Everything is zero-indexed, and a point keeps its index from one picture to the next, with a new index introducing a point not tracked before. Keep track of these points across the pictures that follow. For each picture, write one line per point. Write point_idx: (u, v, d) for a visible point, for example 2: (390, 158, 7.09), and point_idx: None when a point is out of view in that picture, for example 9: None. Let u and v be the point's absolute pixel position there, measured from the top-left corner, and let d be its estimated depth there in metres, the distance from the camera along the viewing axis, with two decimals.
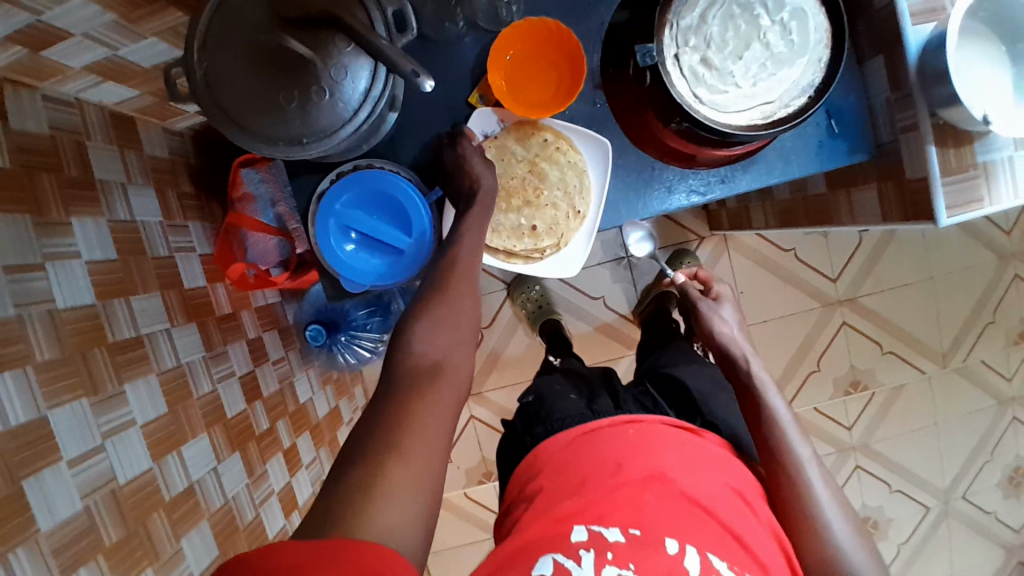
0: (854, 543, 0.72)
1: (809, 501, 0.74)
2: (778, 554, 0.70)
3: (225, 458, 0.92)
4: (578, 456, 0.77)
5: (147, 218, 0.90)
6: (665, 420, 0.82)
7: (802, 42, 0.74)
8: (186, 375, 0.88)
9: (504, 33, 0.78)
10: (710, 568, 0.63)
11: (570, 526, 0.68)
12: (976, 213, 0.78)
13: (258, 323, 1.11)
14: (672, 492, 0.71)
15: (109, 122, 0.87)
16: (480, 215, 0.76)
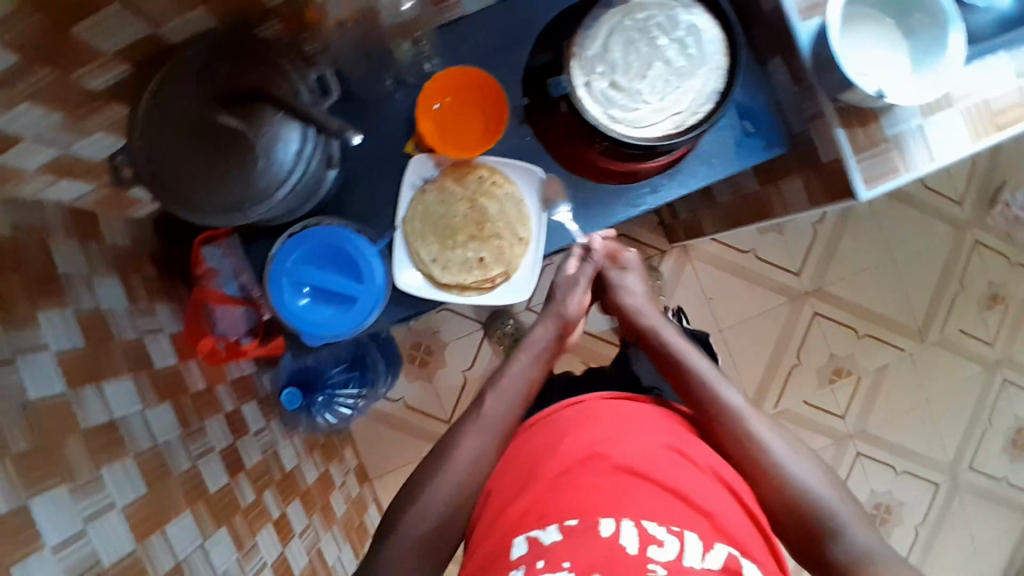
0: (801, 467, 0.77)
1: (755, 445, 0.78)
2: (730, 497, 0.72)
3: (211, 533, 0.92)
4: (526, 447, 0.78)
5: (113, 305, 0.93)
6: (604, 393, 0.81)
7: (700, 54, 0.79)
8: (163, 456, 0.89)
9: (430, 83, 0.83)
10: (648, 538, 0.63)
11: (512, 538, 0.67)
12: (896, 181, 0.82)
13: (233, 396, 1.13)
14: (608, 467, 0.70)
15: (69, 217, 0.91)
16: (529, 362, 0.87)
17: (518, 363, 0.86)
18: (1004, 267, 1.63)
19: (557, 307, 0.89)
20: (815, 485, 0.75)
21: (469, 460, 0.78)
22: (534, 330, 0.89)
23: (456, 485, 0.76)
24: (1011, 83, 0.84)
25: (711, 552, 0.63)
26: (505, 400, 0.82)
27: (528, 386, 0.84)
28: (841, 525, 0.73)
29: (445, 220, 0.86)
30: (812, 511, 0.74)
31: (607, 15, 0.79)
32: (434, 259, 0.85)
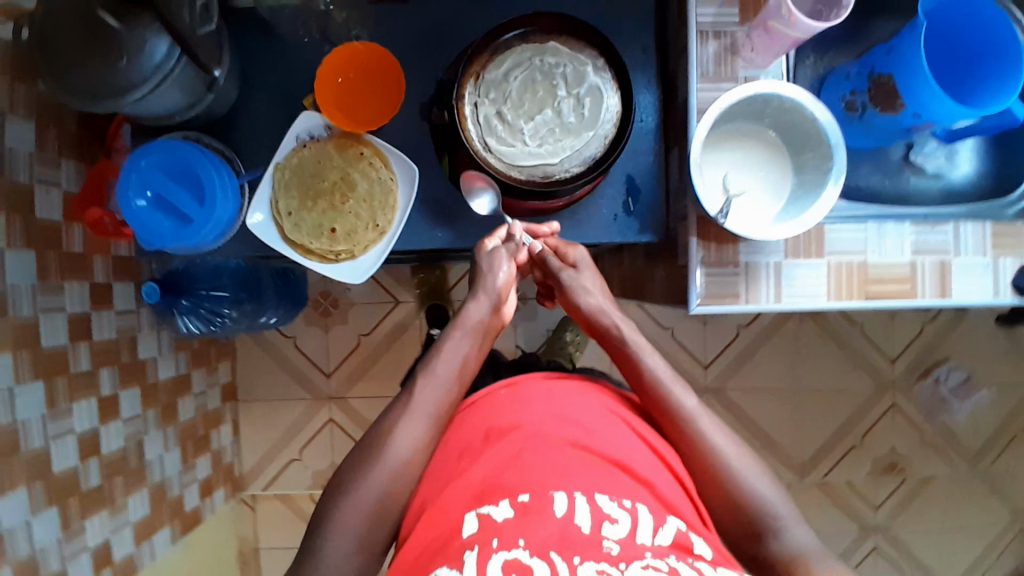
0: (740, 454, 0.74)
1: (692, 433, 0.76)
2: (669, 476, 0.72)
3: (25, 382, 0.94)
4: (464, 425, 0.77)
5: (15, 146, 0.94)
6: (542, 375, 0.82)
7: (592, 117, 0.81)
8: (5, 297, 0.91)
9: (333, 56, 0.84)
10: (601, 516, 0.63)
11: (461, 519, 0.65)
12: (732, 308, 0.80)
13: (110, 271, 1.15)
14: (546, 443, 0.71)
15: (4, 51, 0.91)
16: (464, 336, 0.82)
17: (450, 339, 0.81)
18: (912, 441, 1.58)
19: (489, 283, 0.84)
20: (757, 481, 0.73)
21: (405, 451, 0.72)
22: (466, 308, 0.83)
23: (395, 472, 0.71)
24: (903, 256, 0.83)
25: (661, 531, 0.63)
26: (440, 383, 0.77)
27: (467, 361, 0.80)
28: (785, 526, 0.70)
29: (312, 181, 0.88)
30: (751, 504, 0.71)
31: (519, 49, 0.81)
32: (289, 213, 0.87)
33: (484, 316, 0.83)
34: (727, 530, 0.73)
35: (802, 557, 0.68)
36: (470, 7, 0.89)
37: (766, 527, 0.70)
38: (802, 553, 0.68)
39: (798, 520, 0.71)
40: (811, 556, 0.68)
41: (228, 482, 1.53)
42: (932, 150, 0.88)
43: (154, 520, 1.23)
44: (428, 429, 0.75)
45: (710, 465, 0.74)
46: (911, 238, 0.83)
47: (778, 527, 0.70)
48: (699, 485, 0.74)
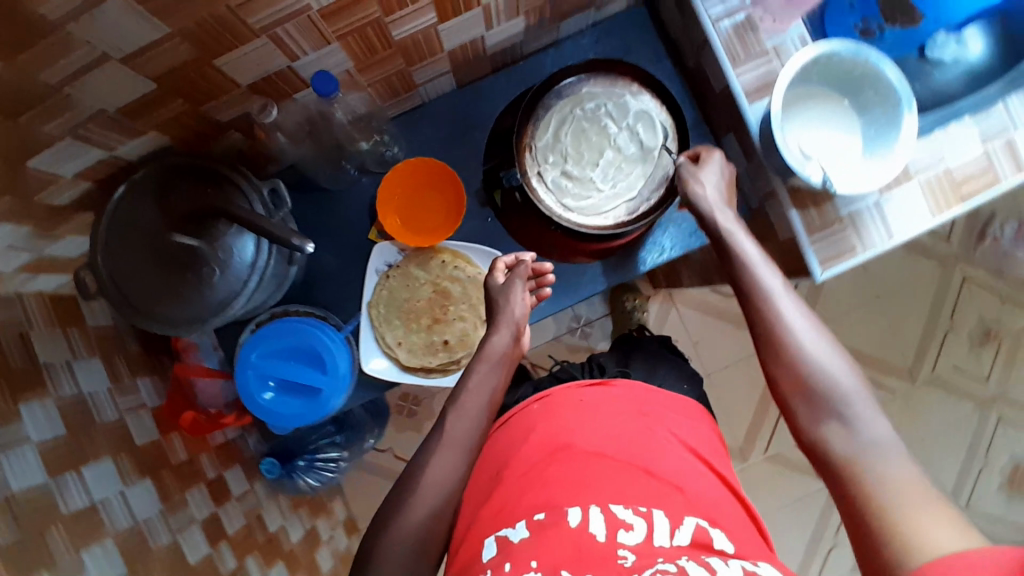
0: (848, 370, 0.62)
1: (787, 329, 0.65)
2: (694, 466, 0.69)
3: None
4: (492, 451, 0.74)
5: (94, 387, 0.86)
6: (579, 383, 0.77)
7: (650, 140, 0.82)
8: (142, 533, 0.84)
9: (385, 181, 0.84)
10: (616, 524, 0.59)
11: (482, 540, 0.62)
12: (852, 262, 0.82)
13: (217, 463, 1.08)
14: (572, 457, 0.67)
15: (52, 308, 0.82)
16: (483, 368, 0.75)
17: (477, 375, 0.75)
18: (993, 303, 1.59)
19: (508, 313, 0.78)
20: (832, 366, 0.63)
21: (442, 484, 0.66)
22: (491, 338, 0.78)
23: (433, 502, 0.65)
24: (976, 148, 0.83)
25: (679, 530, 0.59)
26: (467, 419, 0.71)
27: (491, 399, 0.73)
28: (861, 424, 0.59)
29: (408, 305, 0.88)
30: (823, 386, 0.62)
31: (559, 106, 0.82)
32: (399, 343, 0.87)
33: (504, 349, 0.77)
34: (799, 417, 0.63)
35: (855, 457, 0.57)
36: (482, 87, 0.91)
37: (842, 414, 0.60)
38: (858, 449, 0.57)
39: (874, 410, 0.60)
40: (875, 449, 0.57)
41: None
42: (944, 40, 0.89)
43: None
44: (463, 463, 0.68)
45: (782, 346, 0.65)
46: (976, 128, 0.83)
47: (856, 422, 0.59)
48: (772, 372, 0.66)
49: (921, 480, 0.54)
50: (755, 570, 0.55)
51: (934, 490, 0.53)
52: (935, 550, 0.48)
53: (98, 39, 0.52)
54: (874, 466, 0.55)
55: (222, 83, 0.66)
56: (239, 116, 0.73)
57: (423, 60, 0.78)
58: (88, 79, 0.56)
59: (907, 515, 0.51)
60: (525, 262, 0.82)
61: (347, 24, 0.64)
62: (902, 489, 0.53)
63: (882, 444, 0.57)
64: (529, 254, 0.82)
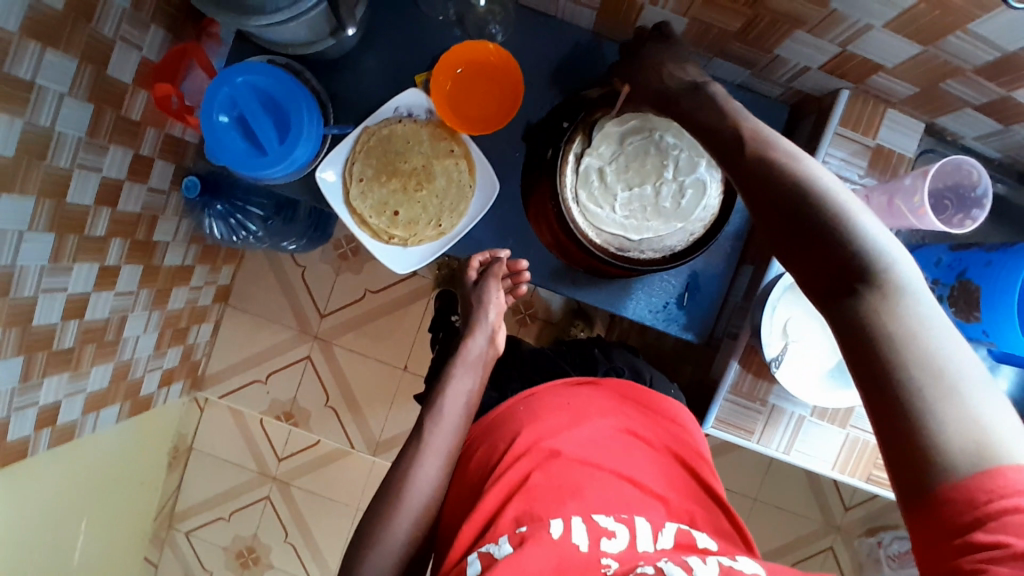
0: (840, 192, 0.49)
1: (778, 193, 0.50)
2: (664, 471, 0.71)
3: (38, 230, 0.83)
4: (471, 451, 0.75)
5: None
6: (565, 382, 0.79)
7: (686, 210, 0.79)
8: (48, 141, 0.80)
9: (457, 48, 0.82)
10: (598, 532, 0.60)
11: (464, 556, 0.61)
12: (741, 441, 0.81)
13: (157, 145, 1.04)
14: (558, 463, 0.67)
15: None
16: (465, 367, 0.78)
17: (454, 378, 0.77)
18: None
19: (487, 317, 0.82)
20: (836, 196, 0.49)
21: (423, 492, 0.69)
22: (467, 343, 0.81)
23: (416, 513, 0.68)
24: None
25: (662, 534, 0.62)
26: (445, 429, 0.73)
27: (468, 401, 0.76)
28: (894, 266, 0.46)
29: (393, 158, 0.86)
30: (831, 244, 0.47)
31: (645, 117, 0.80)
32: (360, 179, 0.85)
33: (484, 350, 0.81)
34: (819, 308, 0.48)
35: (861, 324, 0.45)
36: (609, 51, 0.88)
37: (867, 275, 0.46)
38: (874, 308, 0.45)
39: (894, 241, 0.47)
40: (897, 287, 0.45)
41: (190, 377, 1.46)
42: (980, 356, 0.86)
43: (107, 395, 1.14)
44: (442, 470, 0.71)
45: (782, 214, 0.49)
46: None
47: (864, 279, 0.46)
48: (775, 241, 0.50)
49: (949, 340, 0.44)
50: (731, 564, 0.59)
51: (968, 353, 0.43)
52: (975, 458, 0.41)
53: None
54: (891, 326, 0.44)
55: None
56: None
57: None
58: None
59: (947, 399, 0.42)
60: (501, 263, 0.85)
61: None
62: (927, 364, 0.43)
63: (906, 295, 0.45)
64: (506, 252, 0.86)
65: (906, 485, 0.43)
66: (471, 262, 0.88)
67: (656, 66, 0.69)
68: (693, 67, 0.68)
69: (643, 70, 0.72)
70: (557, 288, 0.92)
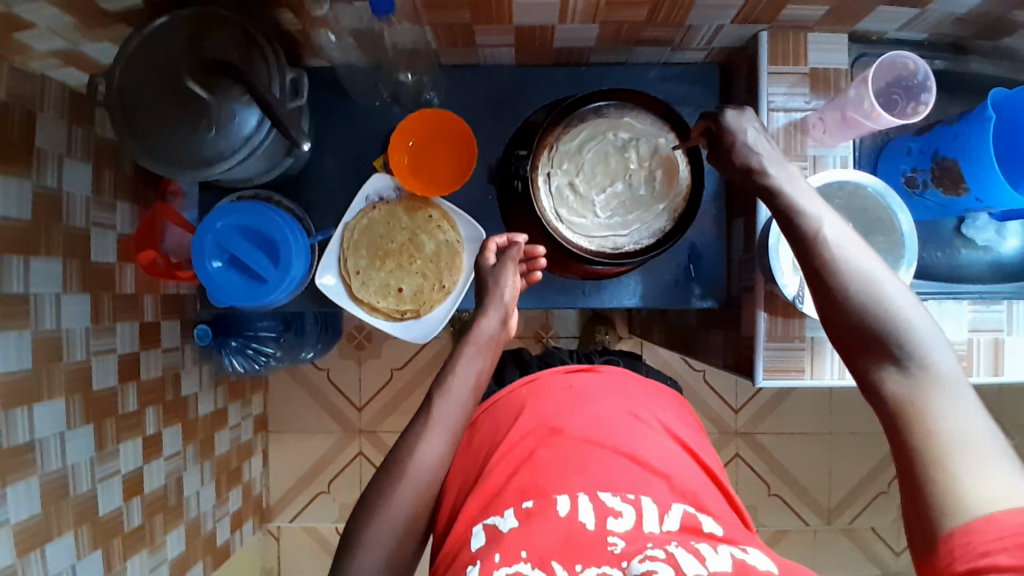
0: (904, 297, 0.59)
1: (852, 280, 0.61)
2: (675, 452, 0.70)
3: (76, 426, 0.87)
4: (477, 430, 0.77)
5: (74, 189, 0.88)
6: (562, 367, 0.79)
7: (662, 192, 0.83)
8: (60, 341, 0.85)
9: (404, 122, 0.86)
10: (605, 511, 0.60)
11: (470, 528, 0.64)
12: (795, 381, 0.82)
13: (159, 309, 1.07)
14: (562, 442, 0.68)
15: (68, 101, 0.86)
16: (472, 348, 0.79)
17: (464, 358, 0.78)
18: None
19: (498, 296, 0.83)
20: (896, 299, 0.59)
21: (429, 469, 0.70)
22: (479, 323, 0.81)
23: (419, 486, 0.69)
24: (961, 333, 0.85)
25: (667, 516, 0.61)
26: (453, 405, 0.74)
27: (478, 379, 0.78)
28: (937, 362, 0.55)
29: (382, 241, 0.89)
30: (886, 333, 0.58)
31: (594, 122, 0.83)
32: (357, 271, 0.89)
33: (492, 329, 0.81)
34: (867, 384, 0.58)
35: (908, 402, 0.55)
36: (539, 75, 0.93)
37: (914, 363, 0.56)
38: (922, 390, 0.55)
39: (942, 343, 0.57)
40: (940, 380, 0.54)
41: (257, 513, 1.47)
42: (984, 224, 0.88)
43: (187, 557, 1.16)
44: (447, 447, 0.72)
45: (847, 302, 0.60)
46: (969, 314, 0.85)
47: (911, 363, 0.56)
48: (840, 328, 0.61)
49: (976, 424, 0.52)
50: (745, 558, 0.56)
51: (997, 438, 0.51)
52: (989, 504, 0.47)
53: None
54: (930, 402, 0.54)
55: None
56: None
57: (489, 24, 0.79)
58: None
59: (972, 460, 0.50)
60: (518, 246, 0.85)
61: None
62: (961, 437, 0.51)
63: (947, 383, 0.54)
64: (522, 236, 0.86)
65: (918, 522, 0.50)
66: (485, 245, 0.88)
67: (731, 134, 0.73)
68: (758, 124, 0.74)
69: (716, 127, 0.75)
70: (573, 302, 0.94)
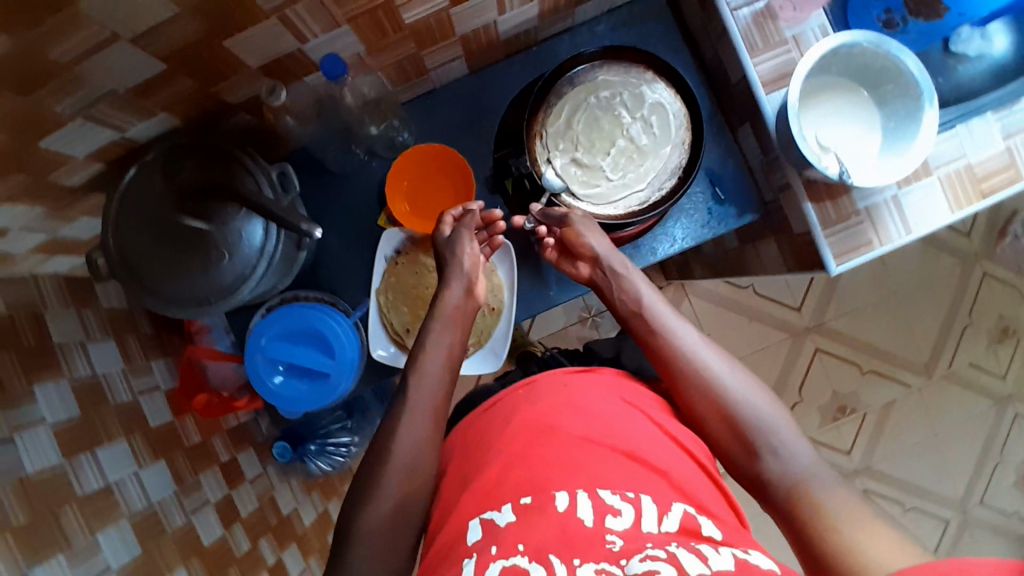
0: (766, 403, 0.67)
1: (722, 391, 0.68)
2: (673, 444, 0.64)
3: None
4: (477, 424, 0.70)
5: (109, 367, 0.84)
6: (562, 368, 0.73)
7: (664, 133, 0.81)
8: (156, 514, 0.83)
9: (393, 171, 0.85)
10: (603, 509, 0.54)
11: (467, 522, 0.58)
12: (869, 255, 0.81)
13: (229, 445, 1.06)
14: (559, 442, 0.62)
15: (64, 286, 0.81)
16: (439, 326, 0.78)
17: (433, 333, 0.77)
18: (1015, 299, 1.47)
19: (458, 263, 0.81)
20: (760, 405, 0.67)
21: (412, 452, 0.67)
22: (444, 294, 0.80)
23: (415, 477, 0.66)
24: (997, 143, 0.83)
25: (668, 517, 0.55)
26: (428, 382, 0.72)
27: (449, 356, 0.76)
28: (802, 461, 0.63)
29: (417, 292, 0.88)
30: (758, 436, 0.65)
31: (572, 93, 0.81)
32: (406, 330, 0.87)
33: (456, 301, 0.80)
34: (755, 482, 0.65)
35: (797, 489, 0.62)
36: (495, 72, 0.91)
37: (778, 455, 0.64)
38: (802, 480, 0.62)
39: (802, 442, 0.65)
40: (812, 478, 0.62)
41: None
42: (968, 34, 0.85)
43: None
44: (430, 432, 0.69)
45: (720, 403, 0.67)
46: (997, 124, 0.83)
47: (787, 457, 0.64)
48: (718, 435, 0.68)
49: (853, 500, 0.59)
50: (746, 557, 0.51)
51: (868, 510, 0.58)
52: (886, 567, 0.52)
53: (104, 27, 0.53)
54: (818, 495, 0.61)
55: (231, 63, 0.65)
56: (249, 96, 0.72)
57: (434, 43, 0.77)
58: (93, 63, 0.56)
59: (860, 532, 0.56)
60: (474, 214, 0.83)
61: (356, 8, 0.63)
62: (843, 509, 0.59)
63: (818, 476, 0.62)
64: (477, 203, 0.84)
65: None
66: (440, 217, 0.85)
67: (579, 225, 0.80)
68: (590, 218, 0.81)
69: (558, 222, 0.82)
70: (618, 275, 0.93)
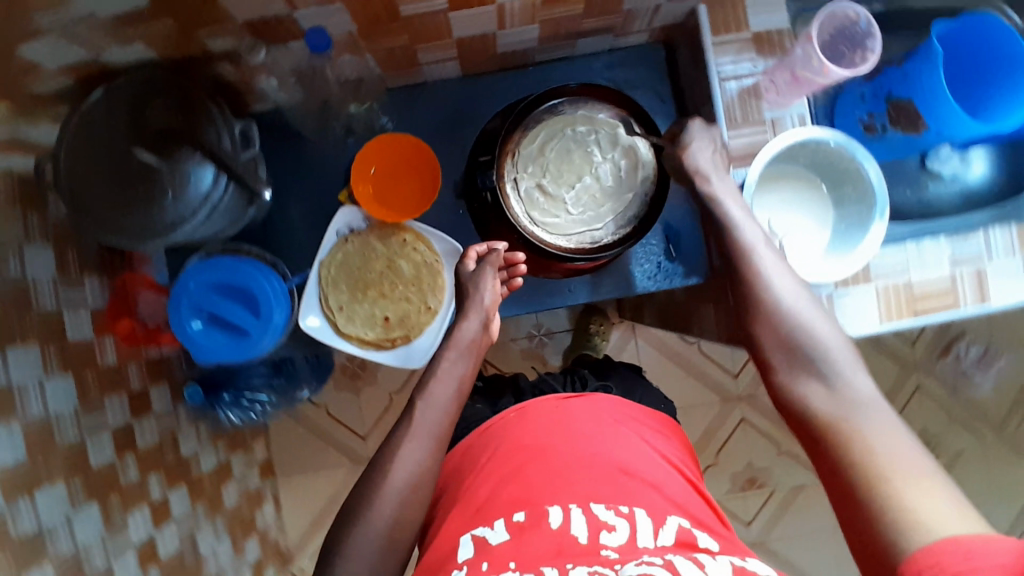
0: (836, 336, 0.66)
1: (792, 329, 0.67)
2: (667, 467, 0.69)
3: (80, 506, 0.83)
4: (472, 446, 0.74)
5: (38, 274, 0.81)
6: (555, 395, 0.75)
7: (630, 180, 0.83)
8: (50, 427, 0.79)
9: (364, 151, 0.85)
10: (598, 524, 0.59)
11: (457, 539, 0.62)
12: None
13: (144, 376, 1.03)
14: (549, 458, 0.66)
15: (17, 187, 0.75)
16: (452, 356, 0.76)
17: (446, 363, 0.75)
18: (941, 416, 1.51)
19: (478, 301, 0.79)
20: (830, 338, 0.66)
21: (412, 470, 0.67)
22: (460, 326, 0.77)
23: (401, 494, 0.66)
24: (942, 270, 0.84)
25: (663, 531, 0.59)
26: (439, 410, 0.71)
27: (458, 388, 0.74)
28: (854, 381, 0.62)
29: (359, 274, 0.89)
30: (818, 360, 0.64)
31: (551, 120, 0.83)
32: (340, 308, 0.88)
33: (473, 334, 0.78)
34: (801, 412, 0.63)
35: (837, 416, 0.60)
36: (486, 80, 0.92)
37: (832, 381, 0.63)
38: (849, 408, 0.60)
39: (860, 371, 0.63)
40: (864, 405, 0.60)
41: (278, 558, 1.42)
42: (948, 155, 0.89)
43: None
44: (432, 452, 0.69)
45: (786, 336, 0.67)
46: (948, 250, 0.85)
47: (837, 382, 0.63)
48: (775, 357, 0.67)
49: (895, 424, 0.58)
50: (743, 564, 0.57)
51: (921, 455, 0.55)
52: (936, 524, 0.49)
53: None
54: (858, 424, 0.59)
55: (214, 15, 0.65)
56: (231, 49, 0.72)
57: (430, 40, 0.78)
58: None
59: (907, 483, 0.53)
60: (498, 253, 0.81)
61: None
62: (881, 434, 0.57)
63: (866, 401, 0.61)
64: (502, 244, 0.82)
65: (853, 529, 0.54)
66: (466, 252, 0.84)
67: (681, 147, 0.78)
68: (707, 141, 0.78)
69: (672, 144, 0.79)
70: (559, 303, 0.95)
